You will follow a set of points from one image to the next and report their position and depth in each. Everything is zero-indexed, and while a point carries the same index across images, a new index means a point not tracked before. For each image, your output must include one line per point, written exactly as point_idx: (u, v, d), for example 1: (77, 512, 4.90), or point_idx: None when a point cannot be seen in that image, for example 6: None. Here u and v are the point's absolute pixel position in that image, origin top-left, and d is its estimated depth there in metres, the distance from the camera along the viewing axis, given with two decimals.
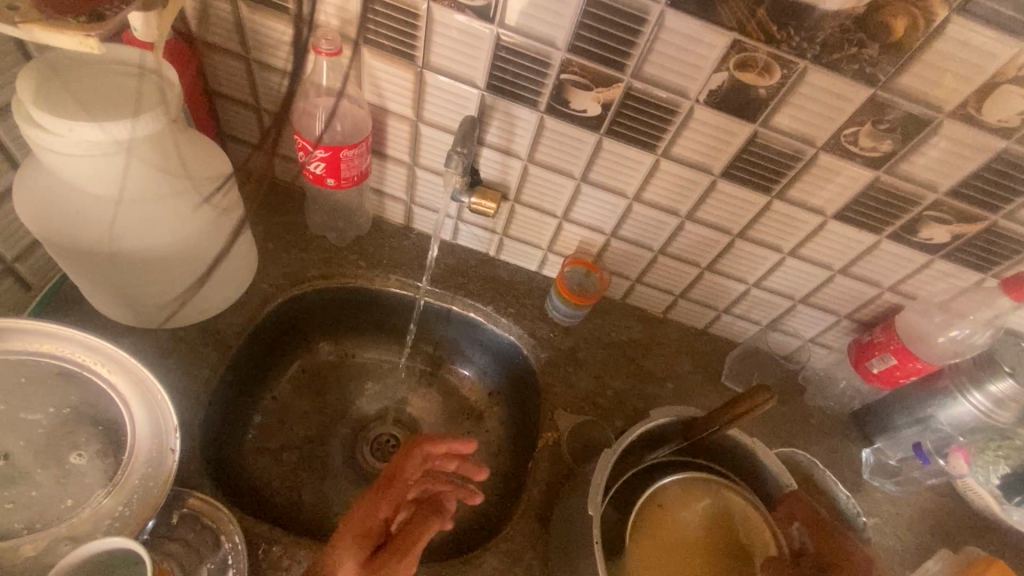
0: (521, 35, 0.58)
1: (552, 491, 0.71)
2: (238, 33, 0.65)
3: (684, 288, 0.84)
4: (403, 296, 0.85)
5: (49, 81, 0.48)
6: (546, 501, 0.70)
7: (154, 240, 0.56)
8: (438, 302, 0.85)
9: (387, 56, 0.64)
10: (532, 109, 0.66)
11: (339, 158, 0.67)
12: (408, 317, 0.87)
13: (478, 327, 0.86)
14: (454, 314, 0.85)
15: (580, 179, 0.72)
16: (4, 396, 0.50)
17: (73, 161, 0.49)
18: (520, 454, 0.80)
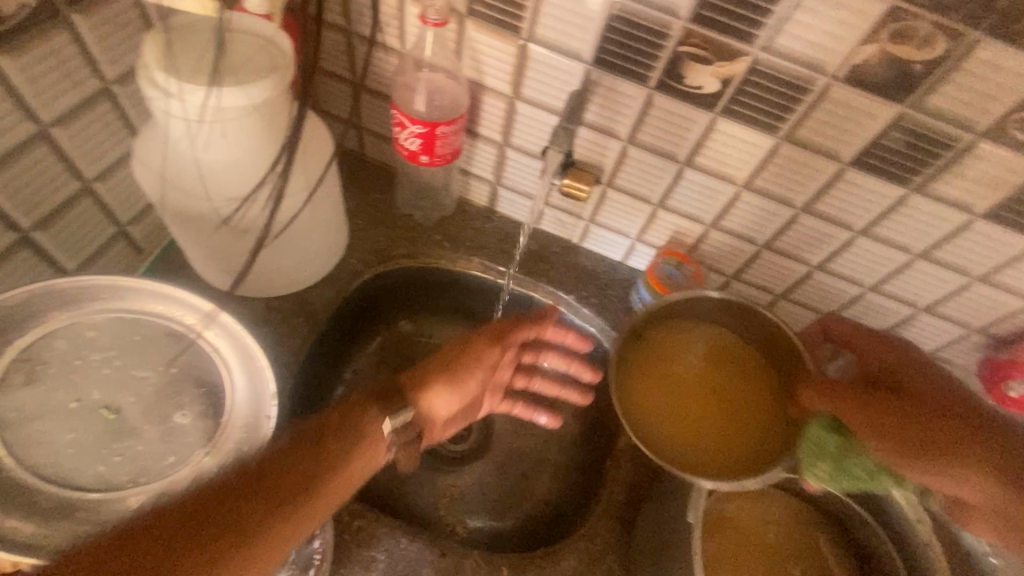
0: (640, 3, 0.54)
1: (636, 494, 0.68)
2: (342, 4, 0.64)
3: (787, 288, 0.77)
4: (484, 281, 0.83)
5: (171, 43, 0.48)
6: (630, 503, 0.67)
7: (259, 209, 0.58)
8: (520, 289, 0.82)
9: (490, 28, 0.61)
10: (641, 85, 0.61)
11: (435, 134, 0.66)
12: (488, 302, 0.85)
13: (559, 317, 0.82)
14: (535, 301, 0.83)
15: (685, 163, 0.67)
16: (119, 353, 0.51)
17: (190, 128, 0.50)
18: (595, 450, 0.77)
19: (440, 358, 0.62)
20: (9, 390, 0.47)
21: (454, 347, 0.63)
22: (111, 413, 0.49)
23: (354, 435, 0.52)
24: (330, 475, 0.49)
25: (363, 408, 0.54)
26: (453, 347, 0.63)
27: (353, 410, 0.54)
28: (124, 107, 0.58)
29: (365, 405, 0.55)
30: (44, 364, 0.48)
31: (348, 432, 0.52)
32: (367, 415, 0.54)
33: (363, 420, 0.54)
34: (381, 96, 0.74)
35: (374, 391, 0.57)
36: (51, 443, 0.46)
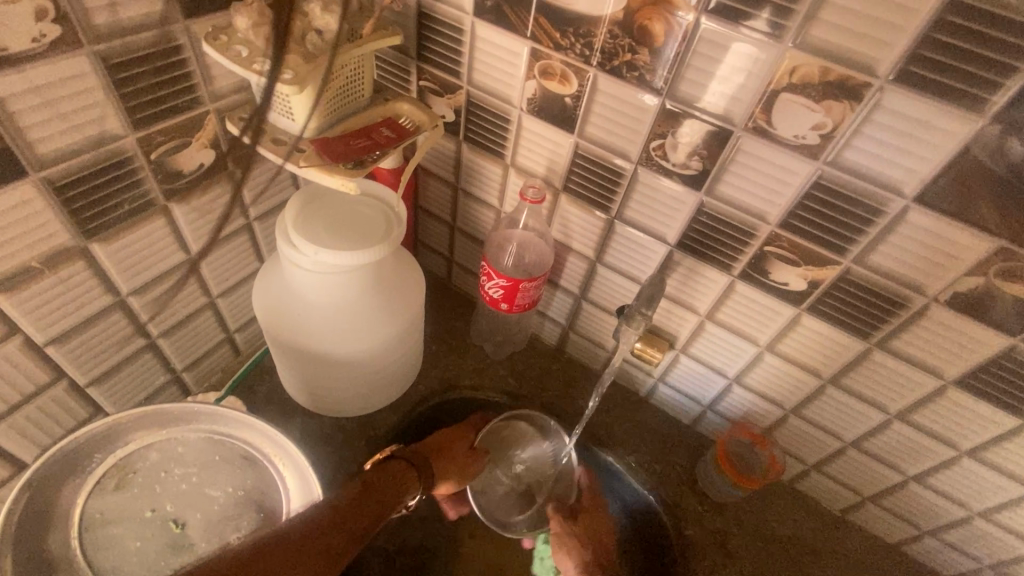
0: (728, 204, 0.57)
1: None
2: (454, 167, 0.73)
3: (877, 492, 0.70)
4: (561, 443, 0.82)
5: (308, 208, 0.57)
6: None
7: (348, 349, 0.61)
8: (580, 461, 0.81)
9: (584, 205, 0.66)
10: (725, 272, 0.62)
11: (518, 288, 0.69)
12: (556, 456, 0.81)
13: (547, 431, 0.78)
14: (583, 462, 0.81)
15: (765, 348, 0.65)
16: (199, 471, 0.54)
17: (309, 278, 0.57)
18: None
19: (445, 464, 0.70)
20: (102, 492, 0.51)
21: (455, 442, 0.73)
22: (175, 526, 0.51)
23: (400, 494, 0.60)
24: (370, 510, 0.55)
25: (402, 475, 0.61)
26: (454, 438, 0.74)
27: (387, 473, 0.61)
28: (258, 239, 0.67)
29: (403, 470, 0.62)
30: (136, 473, 0.53)
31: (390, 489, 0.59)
32: (407, 484, 0.61)
33: (404, 483, 0.61)
34: (474, 239, 0.81)
35: (410, 464, 0.63)
36: (118, 550, 0.49)
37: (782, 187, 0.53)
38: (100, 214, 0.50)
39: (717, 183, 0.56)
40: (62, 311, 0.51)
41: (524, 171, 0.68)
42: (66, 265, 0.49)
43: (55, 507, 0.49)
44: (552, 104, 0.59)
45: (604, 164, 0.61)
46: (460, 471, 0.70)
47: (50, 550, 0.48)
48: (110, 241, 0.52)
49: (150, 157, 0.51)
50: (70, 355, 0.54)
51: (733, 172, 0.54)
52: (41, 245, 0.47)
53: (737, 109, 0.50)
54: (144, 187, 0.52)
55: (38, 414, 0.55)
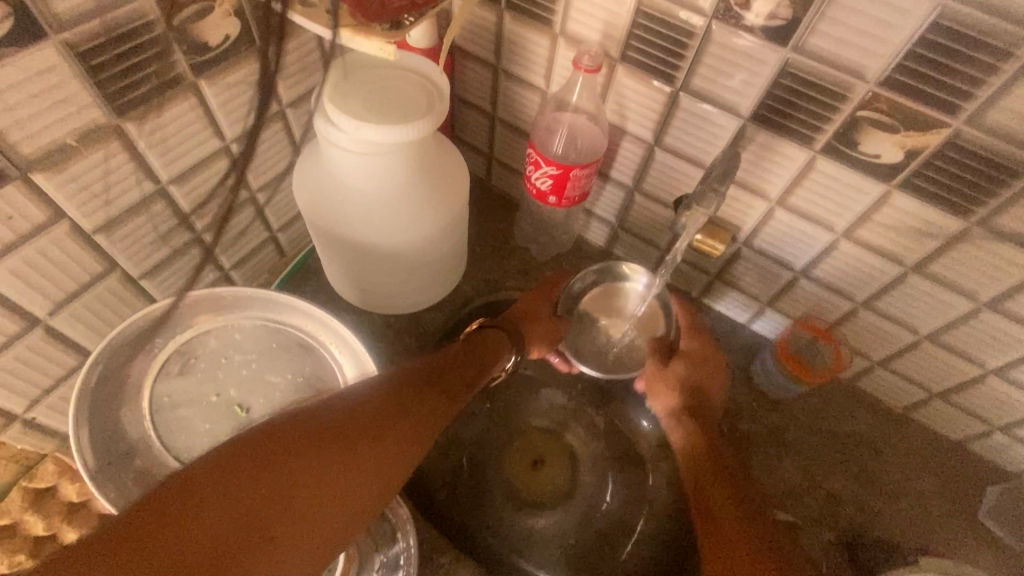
0: (820, 61, 0.49)
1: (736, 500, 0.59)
2: (496, 43, 0.66)
3: (948, 388, 0.66)
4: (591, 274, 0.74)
5: (343, 80, 0.52)
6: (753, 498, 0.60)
7: (393, 239, 0.59)
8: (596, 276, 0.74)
9: (644, 77, 0.59)
10: (804, 147, 0.55)
11: (568, 177, 0.64)
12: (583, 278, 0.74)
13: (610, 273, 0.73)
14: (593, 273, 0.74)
15: (841, 235, 0.60)
16: (258, 358, 0.55)
17: (349, 158, 0.53)
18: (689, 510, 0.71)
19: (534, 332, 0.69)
20: (168, 377, 0.52)
21: (541, 307, 0.71)
22: (241, 410, 0.52)
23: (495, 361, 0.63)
24: (465, 377, 0.58)
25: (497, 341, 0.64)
26: (541, 301, 0.72)
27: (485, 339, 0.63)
28: (292, 129, 0.63)
29: (498, 339, 0.64)
30: (198, 359, 0.53)
31: (492, 359, 0.62)
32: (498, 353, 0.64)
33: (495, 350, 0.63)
34: (517, 129, 0.75)
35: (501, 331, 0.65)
36: (190, 431, 0.51)
37: (890, 31, 0.45)
38: (129, 88, 0.46)
39: (810, 33, 0.48)
40: (106, 197, 0.50)
41: (576, 41, 0.60)
42: (102, 146, 0.47)
43: (126, 391, 0.51)
44: None
45: (671, 22, 0.53)
46: (547, 338, 0.70)
47: (127, 429, 0.50)
48: (143, 121, 0.49)
49: (172, 23, 0.46)
50: (119, 245, 0.53)
51: (831, 18, 0.46)
52: (74, 121, 0.44)
53: None
54: (170, 59, 0.48)
55: (98, 304, 0.55)
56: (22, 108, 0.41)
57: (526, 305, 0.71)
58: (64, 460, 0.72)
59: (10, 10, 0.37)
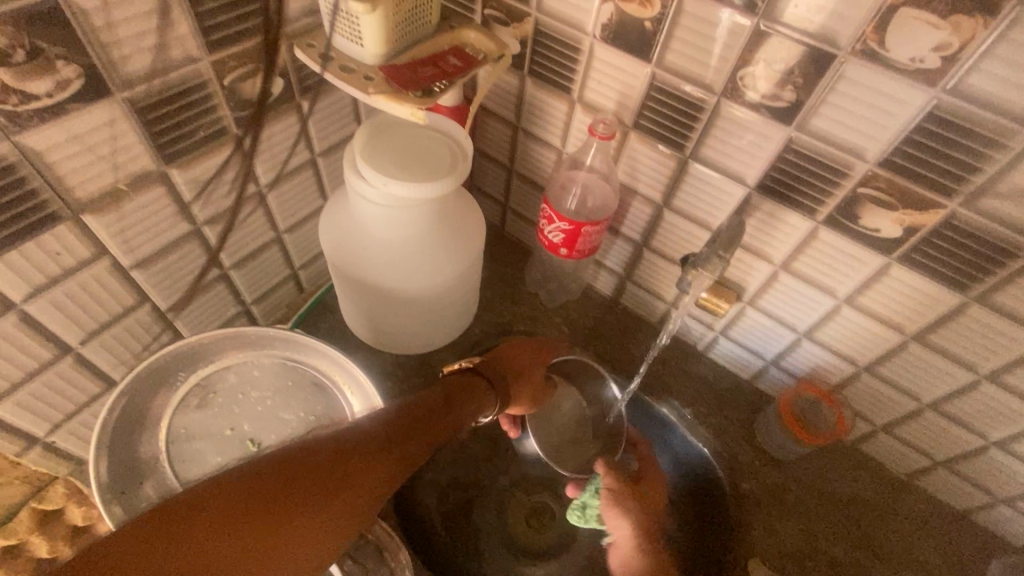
0: (822, 141, 0.52)
1: None
2: (517, 104, 0.70)
3: (951, 457, 0.66)
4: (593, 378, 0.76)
5: (375, 138, 0.56)
6: None
7: (409, 286, 0.62)
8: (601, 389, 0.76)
9: (656, 143, 0.62)
10: (807, 217, 0.58)
11: (580, 232, 0.67)
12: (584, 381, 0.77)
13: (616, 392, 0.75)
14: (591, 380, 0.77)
15: (843, 301, 0.62)
16: (273, 395, 0.56)
17: (375, 210, 0.56)
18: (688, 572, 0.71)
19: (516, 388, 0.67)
20: (186, 410, 0.54)
21: (534, 366, 0.69)
22: (253, 446, 0.53)
23: (474, 410, 0.59)
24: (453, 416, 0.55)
25: (479, 389, 0.61)
26: (535, 360, 0.70)
27: (466, 385, 0.60)
28: (321, 176, 0.67)
29: (477, 388, 0.61)
30: (216, 393, 0.55)
31: (472, 407, 0.58)
32: (483, 401, 0.60)
33: (480, 402, 0.60)
34: (533, 182, 0.78)
35: (482, 378, 0.62)
36: (203, 464, 0.52)
37: (886, 118, 0.48)
38: (178, 139, 0.50)
39: (811, 115, 0.51)
40: (145, 236, 0.53)
41: (592, 107, 0.64)
42: (147, 190, 0.50)
43: (146, 421, 0.53)
44: (630, 30, 0.55)
45: (682, 96, 0.57)
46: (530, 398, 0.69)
47: (143, 460, 0.51)
48: (186, 168, 0.52)
49: (223, 83, 0.50)
50: (152, 280, 0.56)
51: (832, 103, 0.49)
52: (125, 167, 0.48)
53: (845, 29, 0.45)
54: (218, 114, 0.52)
55: (125, 335, 0.58)
56: (81, 157, 0.45)
57: (514, 361, 0.68)
58: (74, 484, 0.73)
59: (82, 72, 0.41)
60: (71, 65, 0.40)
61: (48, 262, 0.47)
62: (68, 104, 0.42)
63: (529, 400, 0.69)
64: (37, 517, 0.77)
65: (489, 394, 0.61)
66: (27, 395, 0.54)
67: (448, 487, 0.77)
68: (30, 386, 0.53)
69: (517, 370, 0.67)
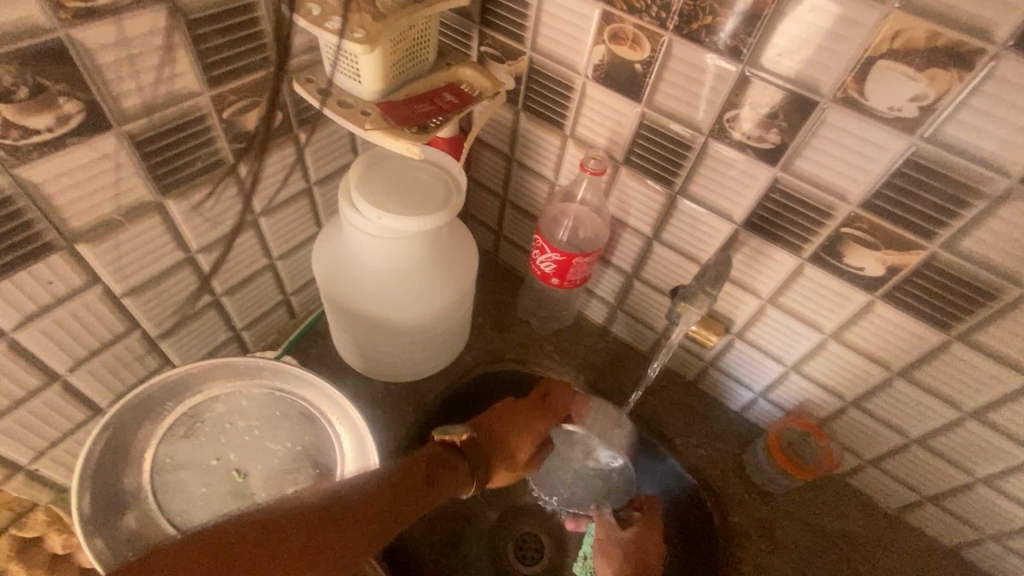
0: (806, 181, 0.53)
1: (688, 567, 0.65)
2: (511, 137, 0.71)
3: (939, 492, 0.66)
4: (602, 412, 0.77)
5: (369, 171, 0.57)
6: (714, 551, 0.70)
7: (401, 317, 0.62)
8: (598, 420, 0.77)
9: (646, 179, 0.64)
10: (793, 253, 0.59)
11: (571, 263, 0.68)
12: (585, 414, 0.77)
13: (658, 455, 0.77)
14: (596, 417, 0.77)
15: (830, 335, 0.63)
16: (261, 425, 0.56)
17: (368, 241, 0.57)
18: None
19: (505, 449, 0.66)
20: (172, 439, 0.54)
21: (521, 443, 0.67)
22: (239, 476, 0.53)
23: (449, 485, 0.58)
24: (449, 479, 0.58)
25: (455, 469, 0.59)
26: (521, 441, 0.67)
27: (444, 465, 0.58)
28: (316, 204, 0.68)
29: (458, 465, 0.60)
30: (203, 423, 0.55)
31: (447, 487, 0.57)
32: (459, 478, 0.59)
33: (456, 475, 0.59)
34: (526, 212, 0.79)
35: (461, 456, 0.61)
36: (186, 495, 0.52)
37: (867, 162, 0.49)
38: (176, 171, 0.51)
39: (795, 157, 0.53)
40: (137, 264, 0.53)
41: (584, 142, 0.66)
42: (143, 220, 0.51)
43: (130, 449, 0.52)
44: (621, 71, 0.57)
45: (671, 135, 0.58)
46: (511, 463, 0.66)
47: (127, 490, 0.51)
48: (183, 198, 0.53)
49: (222, 116, 0.51)
50: (143, 307, 0.57)
51: (814, 146, 0.51)
52: (122, 198, 0.49)
53: (826, 77, 0.47)
54: (216, 146, 0.53)
55: (114, 361, 0.58)
56: (79, 188, 0.45)
57: (504, 435, 0.67)
58: (55, 511, 0.72)
59: (83, 107, 0.42)
60: (73, 101, 0.41)
61: (40, 290, 0.48)
62: (68, 137, 0.42)
63: (510, 473, 0.68)
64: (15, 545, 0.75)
65: (467, 470, 0.60)
66: (12, 422, 0.53)
67: (437, 518, 0.76)
68: (16, 414, 0.53)
69: (502, 444, 0.67)
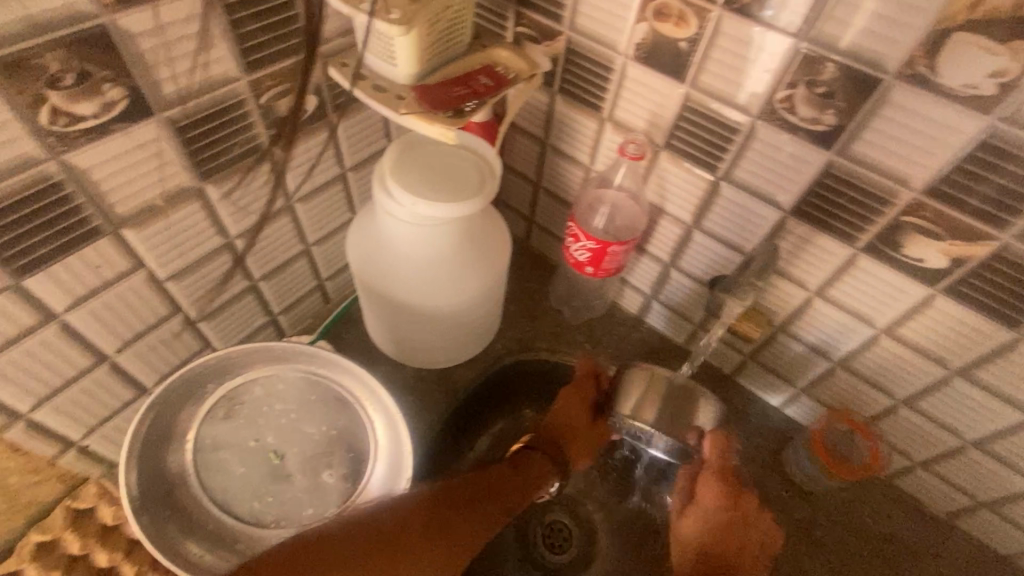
0: (863, 166, 0.50)
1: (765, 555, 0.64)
2: (546, 121, 0.69)
3: (995, 499, 0.63)
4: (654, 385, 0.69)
5: (405, 156, 0.57)
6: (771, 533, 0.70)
7: (434, 304, 0.62)
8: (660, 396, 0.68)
9: (687, 164, 0.61)
10: (845, 243, 0.56)
11: (606, 252, 0.66)
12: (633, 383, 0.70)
13: None
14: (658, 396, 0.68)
15: (883, 331, 0.59)
16: (297, 408, 0.57)
17: (402, 228, 0.57)
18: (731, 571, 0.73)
19: (570, 436, 0.70)
20: (212, 420, 0.55)
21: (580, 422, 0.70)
22: (276, 458, 0.54)
23: (540, 481, 0.64)
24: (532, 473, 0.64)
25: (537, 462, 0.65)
26: (578, 418, 0.70)
27: (528, 465, 0.64)
28: (350, 190, 0.68)
29: (539, 462, 0.66)
30: (241, 405, 0.56)
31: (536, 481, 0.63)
32: (544, 475, 0.65)
33: (542, 470, 0.65)
34: (560, 198, 0.77)
35: (535, 452, 0.67)
36: (226, 474, 0.54)
37: (933, 145, 0.46)
38: (215, 156, 0.51)
39: (852, 140, 0.49)
40: (179, 249, 0.54)
41: (623, 126, 0.63)
42: (185, 205, 0.52)
43: (174, 430, 0.54)
44: (664, 50, 0.54)
45: (716, 118, 0.55)
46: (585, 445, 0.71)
47: (171, 468, 0.53)
48: (222, 184, 0.54)
49: (259, 101, 0.51)
50: (185, 291, 0.58)
51: (874, 128, 0.48)
52: (164, 183, 0.49)
53: (892, 53, 0.43)
54: (254, 131, 0.53)
55: (157, 343, 0.59)
56: (124, 174, 0.46)
57: (565, 422, 0.70)
58: (104, 485, 0.76)
59: (127, 93, 0.42)
60: (117, 88, 0.41)
61: (88, 274, 0.49)
62: (114, 123, 0.43)
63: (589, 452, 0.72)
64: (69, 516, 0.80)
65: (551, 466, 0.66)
66: (65, 400, 0.56)
67: None
68: (67, 393, 0.55)
69: (569, 430, 0.70)
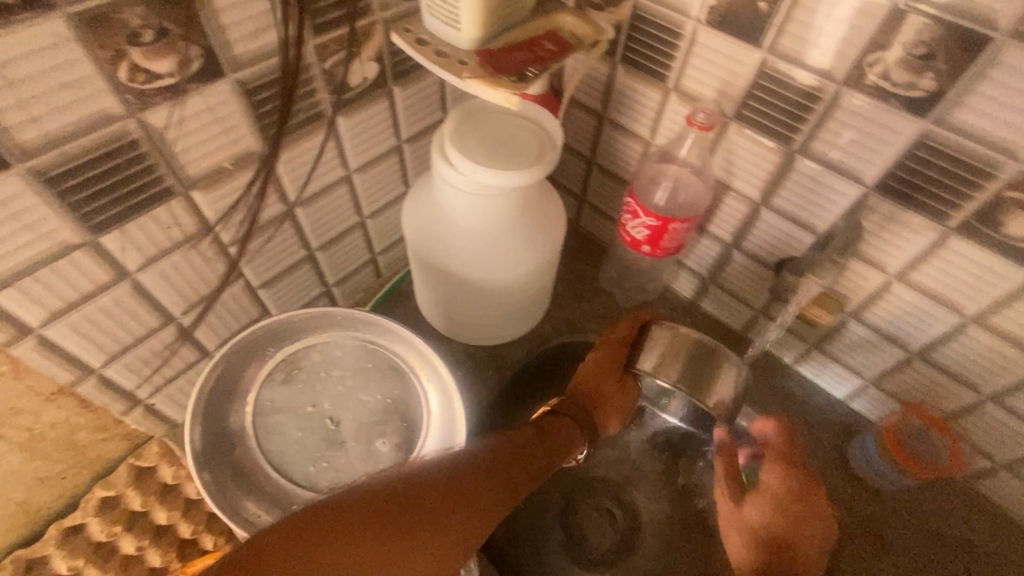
0: (964, 135, 0.46)
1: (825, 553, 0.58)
2: (606, 93, 0.67)
3: None
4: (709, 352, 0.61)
5: (467, 125, 0.56)
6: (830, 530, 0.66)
7: (488, 277, 0.61)
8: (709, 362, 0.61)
9: (758, 136, 0.58)
10: (935, 222, 0.51)
11: (666, 229, 0.63)
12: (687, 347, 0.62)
13: None
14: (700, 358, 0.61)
15: (972, 319, 0.55)
16: (353, 376, 0.57)
17: (460, 197, 0.56)
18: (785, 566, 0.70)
19: (599, 399, 0.65)
20: (272, 384, 0.56)
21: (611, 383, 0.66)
22: (331, 424, 0.55)
23: (569, 445, 0.61)
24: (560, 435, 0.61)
25: (565, 425, 0.62)
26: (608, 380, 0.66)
27: (556, 429, 0.61)
28: (406, 163, 0.68)
29: (567, 427, 0.62)
30: (300, 370, 0.57)
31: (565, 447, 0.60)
32: (571, 441, 0.62)
33: (573, 435, 0.62)
34: (615, 176, 0.75)
35: (562, 416, 0.63)
36: (283, 437, 0.54)
37: None
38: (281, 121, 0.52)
39: (953, 107, 0.45)
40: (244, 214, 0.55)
41: (690, 97, 0.60)
42: (250, 170, 0.52)
43: (236, 391, 0.55)
44: (742, 12, 0.51)
45: (796, 85, 0.52)
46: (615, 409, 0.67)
47: (232, 427, 0.54)
48: (285, 150, 0.54)
49: (324, 66, 0.51)
50: (247, 257, 0.59)
51: (981, 92, 0.43)
52: (232, 147, 0.50)
53: (1011, 5, 0.39)
54: (318, 97, 0.53)
55: (220, 308, 0.61)
56: (196, 135, 0.47)
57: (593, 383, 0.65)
58: (165, 444, 0.79)
59: (202, 53, 0.43)
60: (192, 46, 0.42)
61: (159, 234, 0.50)
62: (189, 83, 0.44)
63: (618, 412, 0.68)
64: (132, 474, 0.84)
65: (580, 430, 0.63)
66: (135, 358, 0.58)
67: None
68: (137, 351, 0.57)
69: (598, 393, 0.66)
